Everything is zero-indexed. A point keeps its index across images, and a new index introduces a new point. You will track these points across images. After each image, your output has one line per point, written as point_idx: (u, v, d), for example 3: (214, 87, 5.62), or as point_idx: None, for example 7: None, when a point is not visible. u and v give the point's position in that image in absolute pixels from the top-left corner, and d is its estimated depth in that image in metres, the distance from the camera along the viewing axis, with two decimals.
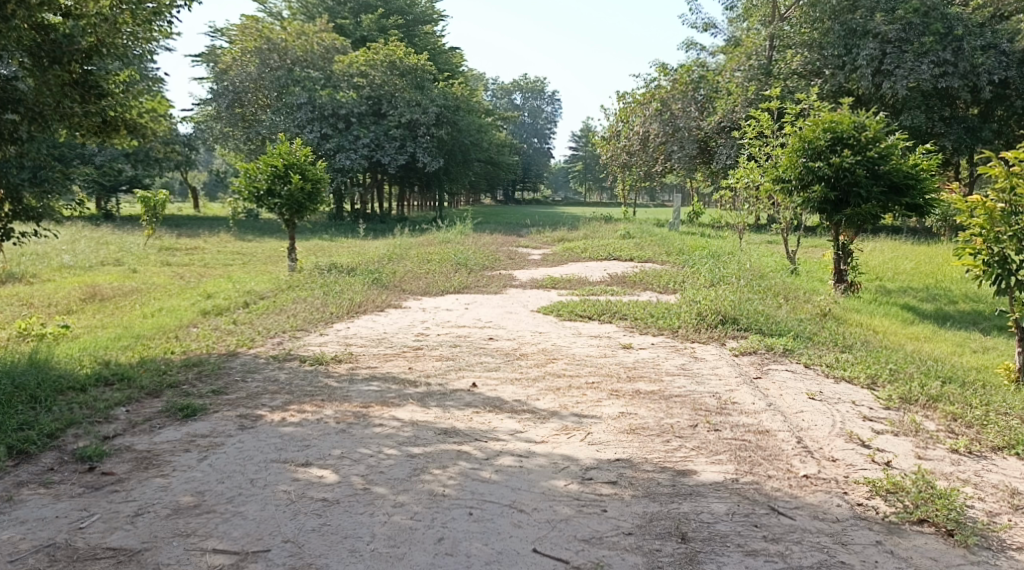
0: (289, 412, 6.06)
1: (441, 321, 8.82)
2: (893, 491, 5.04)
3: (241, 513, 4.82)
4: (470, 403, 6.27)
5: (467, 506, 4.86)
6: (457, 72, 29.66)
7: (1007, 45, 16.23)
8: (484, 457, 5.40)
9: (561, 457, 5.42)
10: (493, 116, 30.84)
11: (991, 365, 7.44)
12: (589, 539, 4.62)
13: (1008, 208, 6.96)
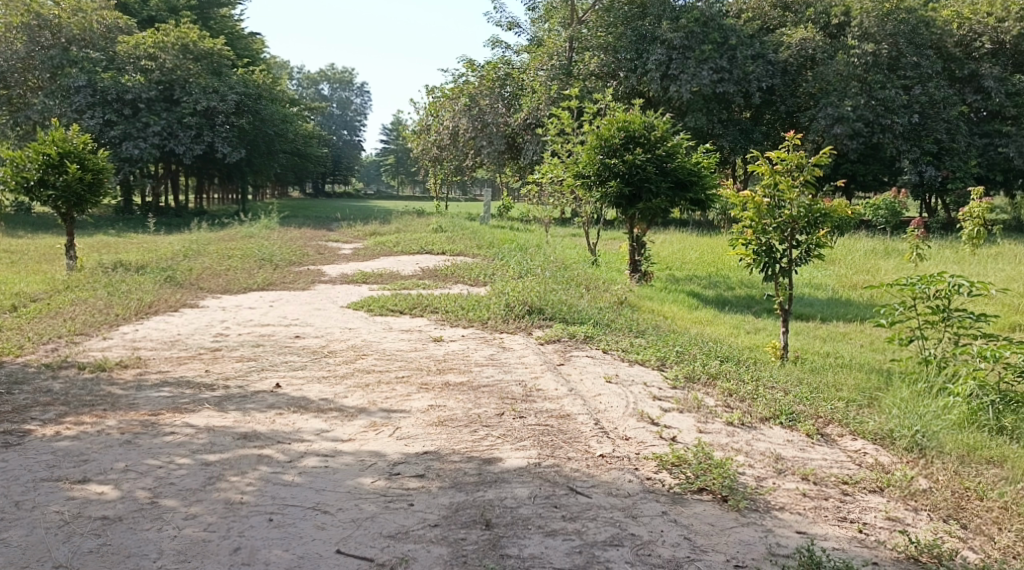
0: (65, 426, 5.82)
1: (243, 320, 8.66)
2: (677, 464, 5.47)
3: (4, 541, 4.61)
4: (272, 405, 6.24)
5: (266, 513, 4.87)
6: (257, 59, 29.03)
7: (772, 55, 17.97)
8: (286, 460, 5.42)
9: (368, 454, 5.52)
10: (297, 106, 30.24)
11: (761, 344, 8.22)
12: (394, 535, 4.73)
13: (773, 202, 7.69)
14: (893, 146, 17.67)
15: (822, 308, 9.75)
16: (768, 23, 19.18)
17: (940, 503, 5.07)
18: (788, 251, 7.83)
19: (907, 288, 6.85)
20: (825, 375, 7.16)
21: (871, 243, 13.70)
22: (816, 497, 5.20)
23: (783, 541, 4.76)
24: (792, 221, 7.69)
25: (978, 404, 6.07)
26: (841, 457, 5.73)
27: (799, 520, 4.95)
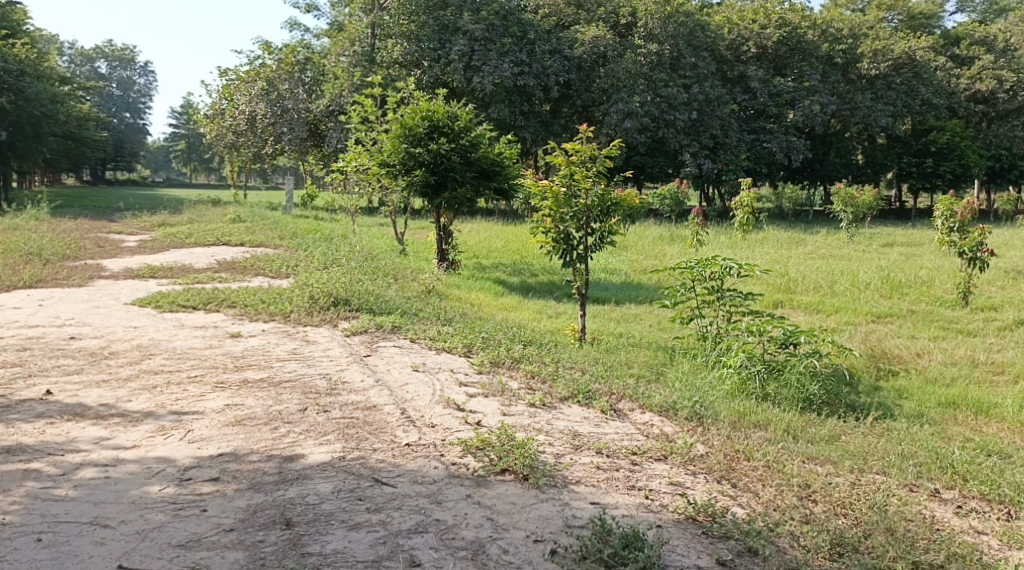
0: None
1: (6, 322, 8.11)
2: (482, 447, 5.67)
3: None
4: (41, 414, 5.94)
5: (34, 533, 4.66)
6: (15, 31, 26.62)
7: (568, 51, 18.63)
8: (59, 473, 5.20)
9: (154, 460, 5.38)
10: (70, 85, 28.24)
11: (562, 327, 8.62)
12: (185, 543, 4.63)
13: (569, 192, 8.07)
14: (675, 140, 19.09)
15: (616, 292, 10.31)
16: (563, 20, 19.78)
17: (714, 466, 5.56)
18: (584, 239, 8.27)
19: (687, 272, 7.54)
20: (618, 354, 7.63)
21: (658, 230, 14.59)
22: (609, 469, 5.57)
23: (578, 513, 5.06)
24: (587, 210, 8.11)
25: (746, 373, 6.67)
26: (632, 429, 6.15)
27: (593, 491, 5.29)
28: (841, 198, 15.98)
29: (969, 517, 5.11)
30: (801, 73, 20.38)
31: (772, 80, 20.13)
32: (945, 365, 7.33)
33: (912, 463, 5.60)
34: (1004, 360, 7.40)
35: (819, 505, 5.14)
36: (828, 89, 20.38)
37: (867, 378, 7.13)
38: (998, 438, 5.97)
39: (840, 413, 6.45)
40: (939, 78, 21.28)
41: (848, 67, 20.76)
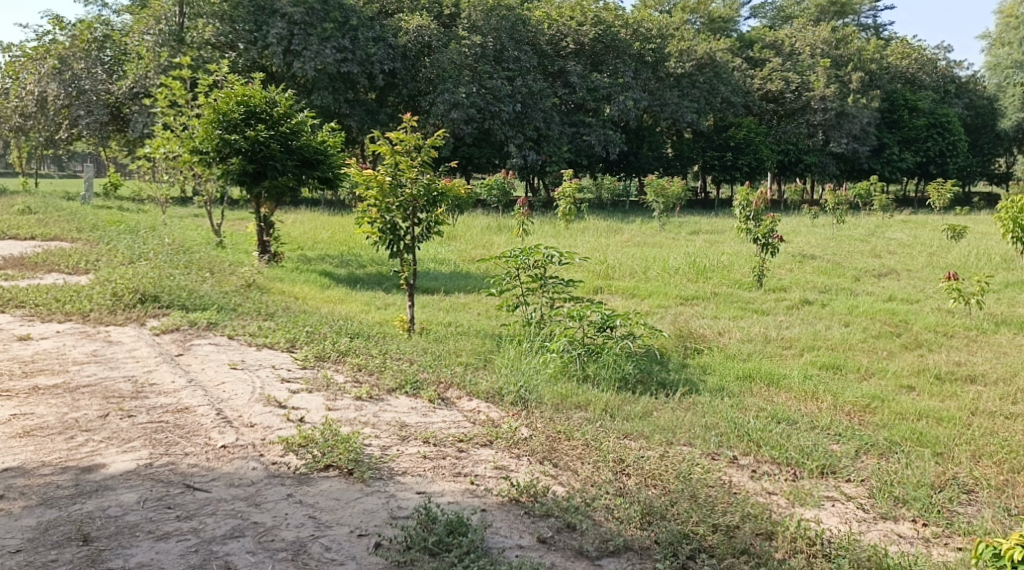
0: None
1: None
2: (304, 444, 5.49)
3: None
4: None
5: None
6: None
7: (392, 39, 18.45)
8: None
9: None
10: None
11: (391, 318, 8.50)
12: None
13: (394, 181, 7.93)
14: (501, 132, 19.23)
15: (445, 281, 10.28)
16: (386, 7, 19.46)
17: (537, 448, 5.63)
18: (411, 229, 8.18)
19: (511, 260, 7.59)
20: (447, 343, 7.60)
21: (485, 219, 14.69)
22: (435, 458, 5.52)
23: (403, 503, 4.99)
24: (412, 200, 8.01)
25: (567, 357, 6.81)
26: (458, 417, 6.14)
27: (419, 481, 5.23)
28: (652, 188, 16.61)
29: (762, 480, 5.36)
30: (616, 69, 20.80)
31: (590, 75, 20.54)
32: (742, 342, 7.75)
33: (714, 434, 5.84)
34: (793, 335, 7.90)
35: (632, 478, 5.29)
36: (641, 85, 21.24)
37: (675, 356, 7.43)
38: (787, 406, 6.32)
39: (653, 390, 6.67)
40: (736, 78, 22.94)
41: (657, 65, 21.65)
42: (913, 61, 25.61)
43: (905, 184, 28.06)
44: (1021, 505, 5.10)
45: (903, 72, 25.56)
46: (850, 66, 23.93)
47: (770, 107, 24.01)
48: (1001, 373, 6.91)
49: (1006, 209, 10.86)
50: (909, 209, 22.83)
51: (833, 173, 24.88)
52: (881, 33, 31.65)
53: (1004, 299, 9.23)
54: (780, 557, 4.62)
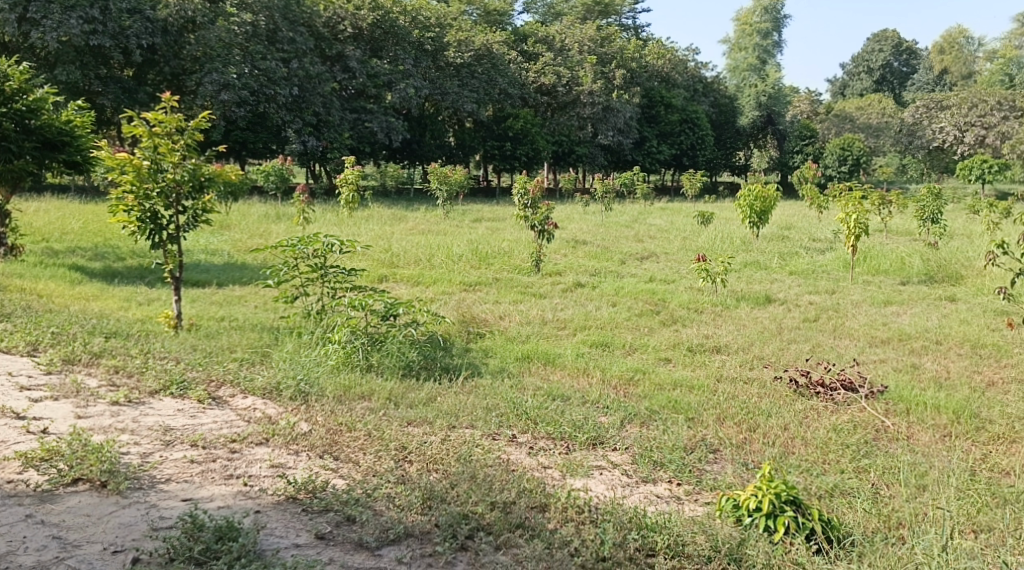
0: None
1: None
2: (48, 458, 4.96)
3: None
4: None
5: None
6: None
7: (149, 11, 16.90)
8: None
9: None
10: None
11: (154, 315, 7.91)
12: None
13: (153, 165, 7.34)
14: (278, 116, 18.68)
15: (217, 273, 9.72)
16: None
17: (316, 442, 5.40)
18: (174, 217, 7.62)
19: (289, 249, 7.23)
20: (218, 339, 7.16)
21: (260, 207, 14.10)
22: (203, 462, 5.16)
23: (166, 513, 4.61)
24: (175, 186, 7.46)
25: (351, 348, 6.58)
26: (231, 416, 5.77)
27: (185, 488, 4.86)
28: (434, 176, 16.47)
29: (538, 455, 5.42)
30: (396, 56, 20.72)
31: (368, 61, 20.23)
32: (521, 325, 7.83)
33: (495, 415, 5.85)
34: (566, 316, 8.07)
35: (414, 465, 5.18)
36: (420, 73, 21.18)
37: (459, 342, 7.37)
38: (561, 383, 6.42)
39: (437, 376, 6.57)
40: (513, 70, 23.07)
41: (437, 55, 21.67)
42: (667, 61, 26.90)
43: (664, 175, 29.56)
44: (758, 459, 5.39)
45: (658, 71, 26.87)
46: (614, 64, 24.79)
47: (543, 100, 24.44)
48: (741, 343, 7.38)
49: (743, 197, 11.68)
50: (668, 196, 24.15)
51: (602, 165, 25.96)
52: (638, 34, 33.41)
53: (744, 278, 9.95)
54: (552, 528, 4.66)
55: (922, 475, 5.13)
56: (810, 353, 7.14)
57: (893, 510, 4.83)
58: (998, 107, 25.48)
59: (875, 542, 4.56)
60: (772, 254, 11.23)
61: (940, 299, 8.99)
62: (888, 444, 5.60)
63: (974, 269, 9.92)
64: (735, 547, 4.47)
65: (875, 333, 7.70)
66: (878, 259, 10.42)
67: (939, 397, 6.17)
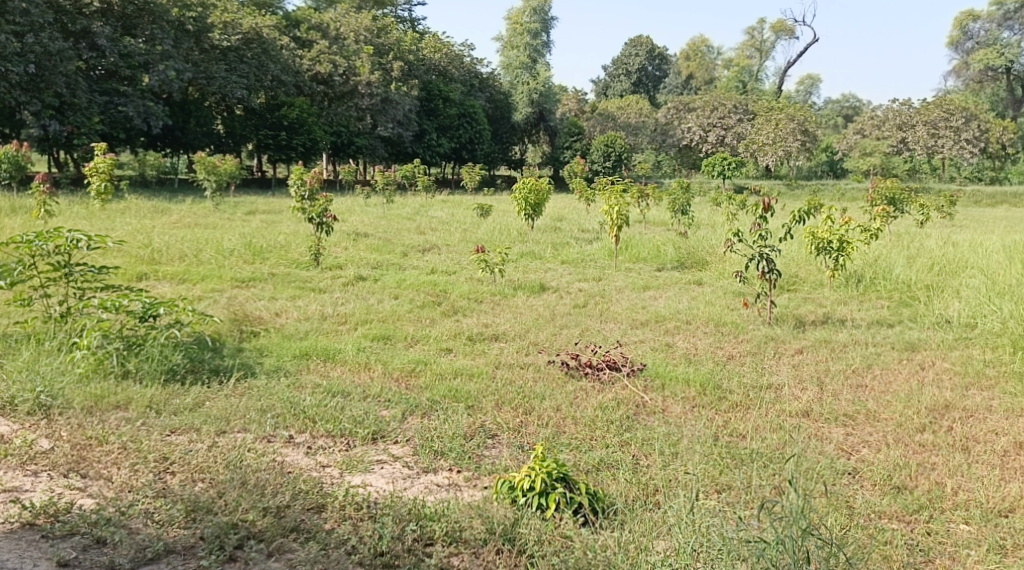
0: None
1: None
2: None
3: None
4: None
5: None
6: None
7: None
8: None
9: None
10: None
11: None
12: None
13: None
14: (9, 96, 16.66)
15: None
16: None
17: (60, 460, 5.02)
18: None
19: (24, 245, 6.55)
20: None
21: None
22: None
23: None
24: None
25: (102, 353, 6.12)
26: None
27: None
28: (202, 166, 15.68)
29: (316, 455, 5.34)
30: (152, 35, 19.25)
31: (120, 40, 18.59)
32: (299, 321, 7.65)
33: (270, 416, 5.69)
34: (346, 310, 7.97)
35: (177, 476, 4.95)
36: (182, 56, 19.97)
37: (230, 341, 7.06)
38: (341, 379, 6.34)
39: (204, 379, 6.26)
40: (285, 56, 22.46)
41: (200, 37, 20.59)
42: (443, 55, 27.12)
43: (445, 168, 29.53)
44: (533, 441, 5.59)
45: (434, 65, 27.04)
46: (391, 55, 24.73)
47: (320, 88, 23.77)
48: (518, 330, 7.61)
49: (517, 189, 11.97)
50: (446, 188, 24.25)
51: (383, 157, 25.85)
52: (414, 27, 33.43)
53: (520, 268, 10.26)
54: (328, 528, 4.62)
55: (672, 444, 5.53)
56: (580, 338, 7.48)
57: (651, 477, 5.17)
58: (735, 109, 27.97)
59: (636, 509, 4.86)
60: (545, 244, 11.65)
61: (690, 283, 9.69)
62: (646, 418, 5.98)
63: (717, 254, 10.75)
64: (510, 527, 4.62)
65: (636, 316, 8.18)
66: (638, 248, 11.07)
67: (689, 371, 6.65)
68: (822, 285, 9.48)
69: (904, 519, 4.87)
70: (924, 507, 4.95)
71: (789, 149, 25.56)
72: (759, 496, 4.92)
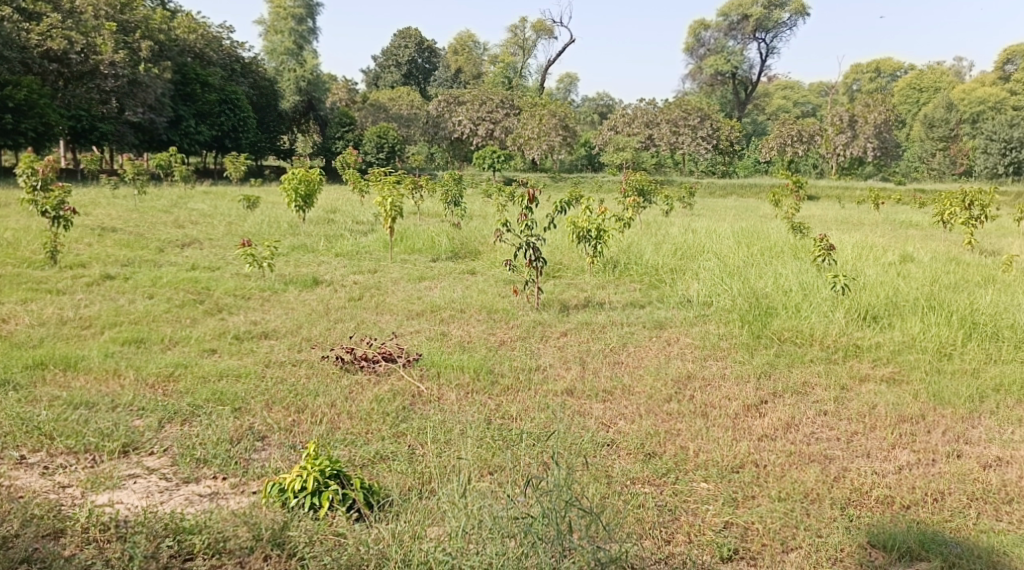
0: None
1: None
2: None
3: None
4: None
5: None
6: None
7: None
8: None
9: None
10: None
11: None
12: None
13: None
14: None
15: None
16: None
17: None
18: None
19: None
20: None
21: None
22: None
23: None
24: None
25: None
26: None
27: None
28: None
29: (56, 475, 4.94)
30: None
31: None
32: (32, 328, 6.98)
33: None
34: (93, 314, 7.38)
35: None
36: None
37: None
38: (86, 390, 5.86)
39: None
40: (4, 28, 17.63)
41: None
42: (200, 35, 23.82)
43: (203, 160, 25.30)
44: (306, 439, 5.44)
45: (189, 46, 23.48)
46: (139, 32, 20.81)
47: (51, 67, 19.09)
48: (289, 326, 7.34)
49: (287, 180, 11.51)
50: (208, 178, 22.52)
51: (132, 145, 21.49)
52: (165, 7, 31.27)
53: (291, 262, 9.95)
54: (68, 555, 4.35)
55: (444, 431, 5.57)
56: (355, 331, 7.37)
57: (425, 466, 5.20)
58: (502, 104, 28.57)
59: (410, 499, 4.90)
60: (318, 237, 11.37)
61: (463, 273, 9.78)
62: (422, 407, 5.97)
63: (489, 245, 11.00)
64: (278, 532, 4.55)
65: (411, 307, 8.16)
66: (413, 239, 11.05)
67: (464, 359, 6.71)
68: (584, 271, 9.88)
69: (654, 483, 5.24)
70: (672, 470, 5.34)
71: (552, 144, 26.89)
72: (524, 475, 5.09)
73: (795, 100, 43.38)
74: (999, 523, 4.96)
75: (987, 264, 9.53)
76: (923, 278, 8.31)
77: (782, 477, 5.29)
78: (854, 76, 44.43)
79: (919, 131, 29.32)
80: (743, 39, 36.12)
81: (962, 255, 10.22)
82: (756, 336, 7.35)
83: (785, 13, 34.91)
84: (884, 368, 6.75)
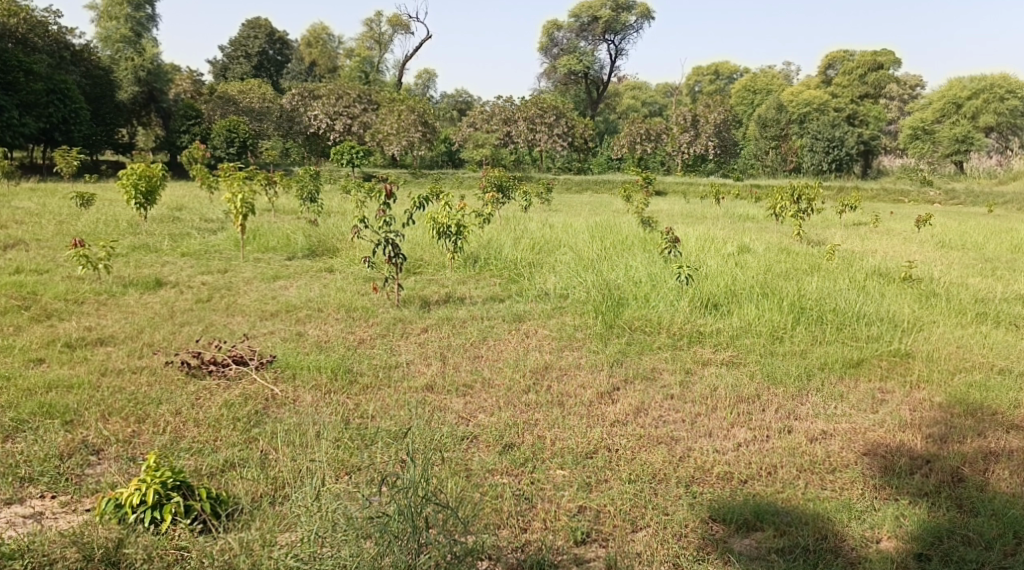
0: None
1: None
2: None
3: None
4: None
5: None
6: None
7: None
8: None
9: None
10: None
11: None
12: None
13: None
14: None
15: None
16: None
17: None
18: None
19: None
20: None
21: None
22: None
23: None
24: None
25: None
26: None
27: None
28: None
29: None
30: None
31: None
32: None
33: None
34: None
35: None
36: None
37: None
38: None
39: None
40: None
41: None
42: (22, 20, 21.22)
43: (29, 152, 22.73)
44: (146, 451, 5.19)
45: (9, 31, 20.90)
46: None
47: None
48: (128, 332, 6.96)
49: (125, 176, 10.90)
50: (36, 175, 20.90)
51: None
52: None
53: (131, 262, 9.46)
54: None
55: (299, 432, 5.39)
56: (202, 334, 7.06)
57: (278, 470, 5.03)
58: (360, 99, 28.35)
59: (261, 506, 4.74)
60: (162, 237, 10.85)
61: (321, 271, 9.55)
62: (276, 411, 5.78)
63: (348, 241, 10.74)
64: (112, 551, 4.34)
65: (264, 307, 7.88)
66: (267, 237, 10.72)
67: (320, 359, 6.53)
68: (445, 267, 9.80)
69: (512, 473, 5.26)
70: (529, 459, 5.38)
71: (412, 139, 26.67)
72: (380, 473, 4.99)
73: (643, 100, 44.65)
74: (824, 491, 5.22)
75: (814, 253, 10.07)
76: (759, 268, 8.69)
77: (632, 460, 5.41)
78: (695, 78, 46.26)
79: (753, 130, 30.49)
80: (594, 40, 36.95)
81: (792, 245, 10.75)
82: (609, 325, 7.50)
83: (632, 16, 36.17)
84: (723, 352, 7.01)
